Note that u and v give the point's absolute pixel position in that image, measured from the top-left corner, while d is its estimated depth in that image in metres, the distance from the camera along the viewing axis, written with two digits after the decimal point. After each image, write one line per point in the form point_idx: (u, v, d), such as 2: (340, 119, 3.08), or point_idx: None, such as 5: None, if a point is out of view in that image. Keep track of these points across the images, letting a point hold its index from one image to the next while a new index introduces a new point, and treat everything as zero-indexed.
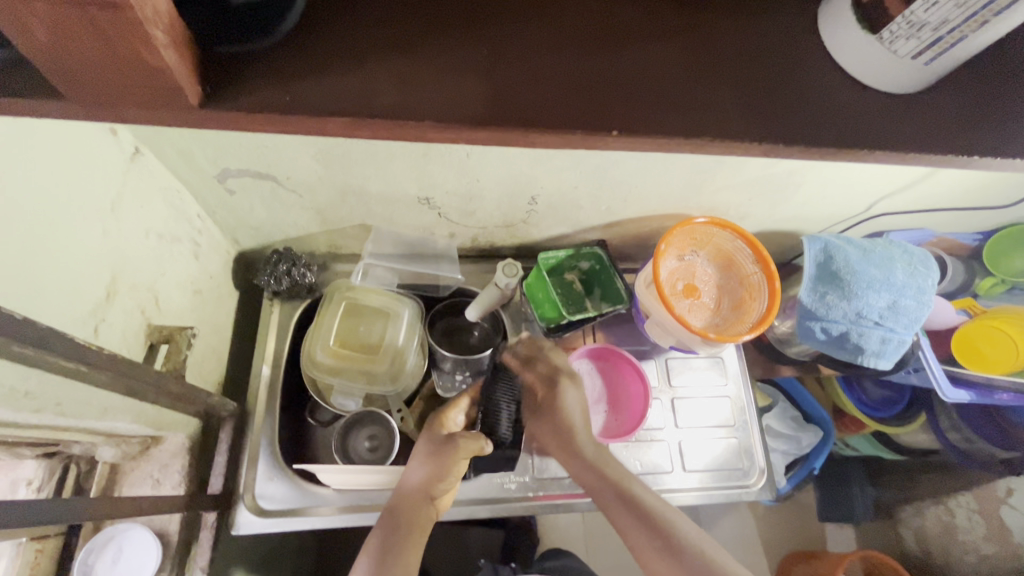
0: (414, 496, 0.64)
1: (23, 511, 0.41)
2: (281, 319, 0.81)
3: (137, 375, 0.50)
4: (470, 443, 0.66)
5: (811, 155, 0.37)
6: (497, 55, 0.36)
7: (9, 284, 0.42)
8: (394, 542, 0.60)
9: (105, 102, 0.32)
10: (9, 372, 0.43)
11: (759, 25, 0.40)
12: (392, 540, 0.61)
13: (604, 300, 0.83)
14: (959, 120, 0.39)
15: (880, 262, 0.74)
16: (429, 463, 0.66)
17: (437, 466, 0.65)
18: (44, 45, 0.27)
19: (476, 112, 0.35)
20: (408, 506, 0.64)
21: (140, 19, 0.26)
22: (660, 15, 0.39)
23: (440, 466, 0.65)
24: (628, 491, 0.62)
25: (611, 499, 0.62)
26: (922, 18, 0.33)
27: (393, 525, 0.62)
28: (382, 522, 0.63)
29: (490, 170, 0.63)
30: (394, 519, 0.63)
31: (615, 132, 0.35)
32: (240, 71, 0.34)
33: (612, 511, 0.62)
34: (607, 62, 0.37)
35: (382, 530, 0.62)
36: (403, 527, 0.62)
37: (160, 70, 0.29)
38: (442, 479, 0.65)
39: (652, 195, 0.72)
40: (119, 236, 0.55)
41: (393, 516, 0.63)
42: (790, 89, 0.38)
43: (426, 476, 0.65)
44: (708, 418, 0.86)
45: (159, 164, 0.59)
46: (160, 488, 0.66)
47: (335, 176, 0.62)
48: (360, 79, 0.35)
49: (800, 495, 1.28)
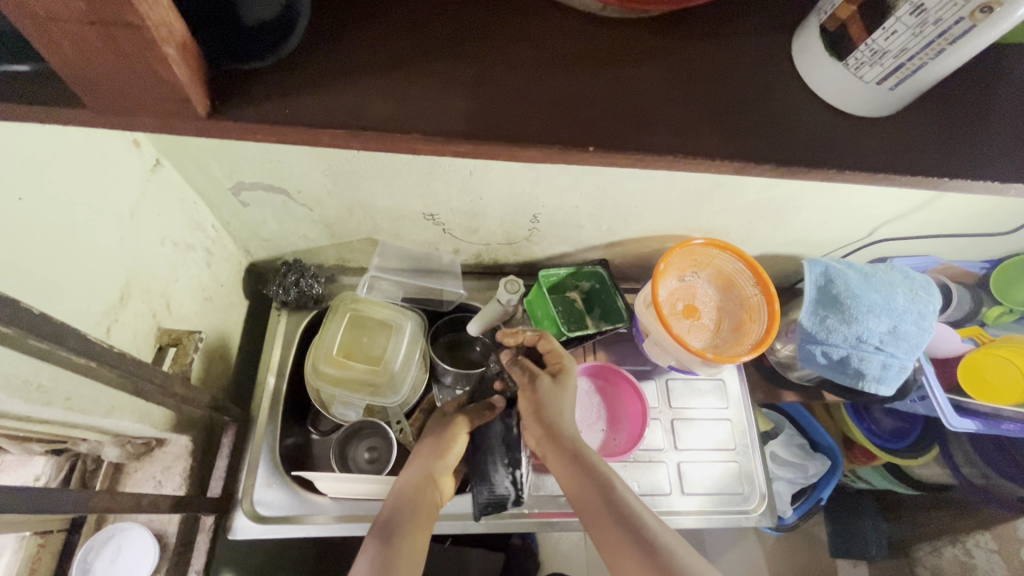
0: (417, 481, 0.66)
1: (27, 498, 0.43)
2: (287, 329, 0.83)
3: (145, 374, 0.52)
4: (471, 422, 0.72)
5: (788, 175, 0.39)
6: (483, 74, 0.39)
7: (30, 282, 0.45)
8: (398, 525, 0.61)
9: (123, 112, 0.35)
10: (23, 364, 0.45)
11: (737, 50, 0.42)
12: (396, 524, 0.61)
13: (604, 318, 0.84)
14: (934, 144, 0.41)
15: (882, 287, 0.74)
16: (429, 446, 0.70)
17: (437, 446, 0.69)
18: (70, 61, 0.30)
19: (461, 126, 0.37)
20: (410, 491, 0.65)
21: (156, 37, 0.28)
22: (640, 39, 0.41)
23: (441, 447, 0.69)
24: (608, 484, 0.59)
25: (598, 507, 0.58)
26: (884, 46, 0.35)
27: (395, 511, 0.63)
28: (385, 512, 0.63)
29: (493, 188, 0.65)
30: (396, 507, 0.63)
31: (591, 148, 0.37)
32: (247, 86, 0.37)
33: (604, 529, 0.57)
34: (589, 83, 0.39)
35: (385, 517, 0.62)
36: (406, 511, 0.63)
37: (172, 83, 0.32)
38: (441, 458, 0.68)
39: (651, 216, 0.73)
40: (136, 240, 0.58)
41: (394, 505, 0.64)
42: (769, 112, 0.40)
43: (425, 459, 0.68)
44: (708, 440, 0.85)
45: (178, 175, 0.62)
46: (161, 489, 0.68)
47: (343, 191, 0.65)
48: (358, 93, 0.37)
49: (811, 528, 1.25)
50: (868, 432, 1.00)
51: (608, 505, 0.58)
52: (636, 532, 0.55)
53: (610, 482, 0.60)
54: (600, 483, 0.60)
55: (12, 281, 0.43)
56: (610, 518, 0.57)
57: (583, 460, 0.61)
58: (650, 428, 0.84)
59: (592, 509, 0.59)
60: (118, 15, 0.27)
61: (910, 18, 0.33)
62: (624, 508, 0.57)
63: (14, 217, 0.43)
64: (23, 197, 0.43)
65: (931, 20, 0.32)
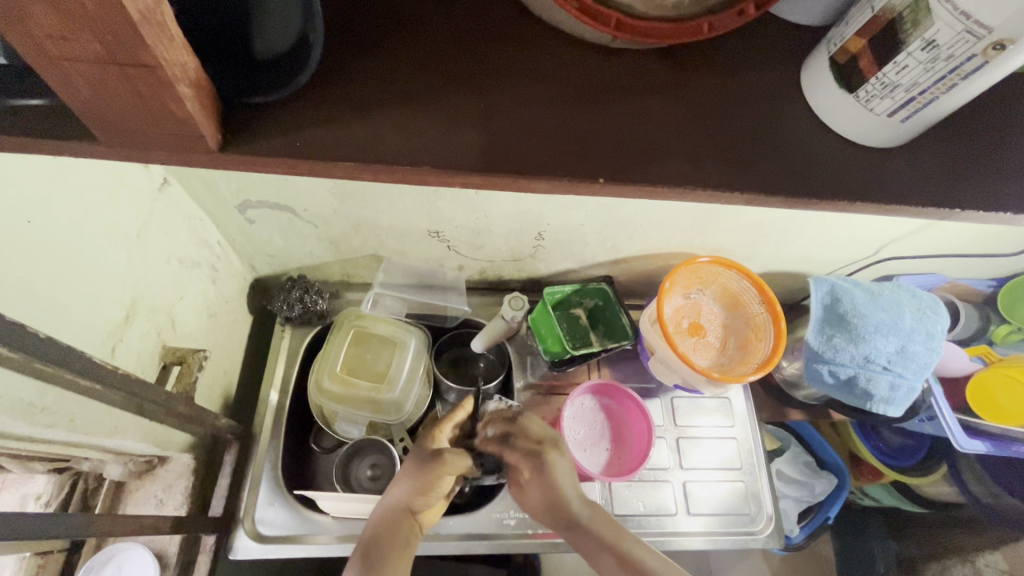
0: (397, 509, 0.61)
1: (29, 525, 0.43)
2: (291, 345, 0.83)
3: (149, 395, 0.52)
4: (457, 461, 0.63)
5: (796, 204, 0.39)
6: (493, 106, 0.39)
7: (39, 306, 0.45)
8: (379, 555, 0.57)
9: (133, 145, 0.35)
10: (28, 387, 0.45)
11: (745, 81, 0.42)
12: (376, 553, 0.58)
13: (609, 336, 0.83)
14: (941, 172, 0.41)
15: (890, 306, 0.73)
16: (411, 478, 0.62)
17: (418, 479, 0.61)
18: (84, 98, 0.30)
19: (470, 158, 0.37)
20: (390, 522, 0.60)
21: (169, 76, 0.29)
22: (649, 69, 0.41)
23: (423, 481, 0.61)
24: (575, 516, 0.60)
25: (586, 544, 0.58)
26: (895, 79, 0.35)
27: (375, 537, 0.59)
28: (366, 536, 0.60)
29: (498, 207, 0.65)
30: (376, 534, 0.59)
31: (602, 179, 0.37)
32: (258, 118, 0.37)
33: (596, 562, 0.57)
34: (596, 113, 0.39)
35: (364, 548, 0.58)
36: (387, 542, 0.59)
37: (185, 119, 0.32)
38: (424, 493, 0.61)
39: (657, 234, 0.73)
40: (143, 261, 0.58)
41: (375, 532, 0.59)
42: (778, 141, 0.40)
43: (407, 489, 0.62)
44: (714, 459, 0.84)
45: (185, 194, 0.62)
46: (163, 508, 0.68)
47: (348, 209, 0.65)
48: (367, 126, 0.37)
49: (817, 545, 1.23)
50: (874, 450, 1.01)
51: (595, 541, 0.58)
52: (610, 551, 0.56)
53: (589, 522, 0.59)
54: (584, 526, 0.59)
55: (21, 303, 0.44)
56: (598, 552, 0.57)
57: (565, 513, 0.60)
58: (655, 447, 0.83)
59: (584, 548, 0.59)
60: (133, 55, 0.27)
61: (921, 54, 0.33)
62: (609, 542, 0.57)
63: (23, 239, 0.43)
64: (32, 220, 0.43)
65: (943, 56, 0.32)
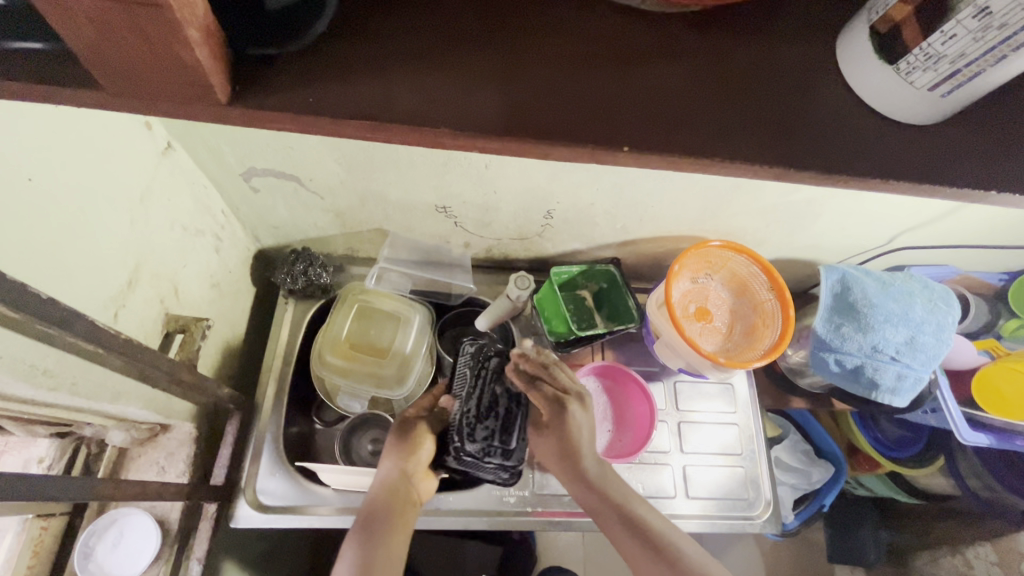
0: (391, 484, 0.62)
1: (31, 487, 0.42)
2: (294, 318, 0.82)
3: (152, 361, 0.51)
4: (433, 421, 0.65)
5: (822, 183, 0.38)
6: (516, 68, 0.37)
7: (40, 266, 0.45)
8: (377, 530, 0.58)
9: (136, 96, 0.34)
10: (29, 349, 0.44)
11: (780, 52, 0.40)
12: (374, 530, 0.58)
13: (613, 319, 0.83)
14: (971, 153, 0.39)
15: (900, 296, 0.73)
16: (396, 449, 0.64)
17: (405, 450, 0.63)
18: (87, 43, 0.29)
19: (489, 120, 0.36)
20: (387, 495, 0.61)
21: (177, 18, 0.27)
22: (679, 35, 0.39)
23: (408, 447, 0.64)
24: (592, 476, 0.61)
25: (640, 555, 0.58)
26: (940, 50, 0.34)
27: (374, 511, 0.60)
28: (364, 510, 0.60)
29: (510, 182, 0.63)
30: (375, 506, 0.60)
31: (626, 148, 0.36)
32: (267, 73, 0.36)
33: (614, 534, 0.60)
34: (625, 79, 0.38)
35: (361, 521, 0.59)
36: (384, 516, 0.59)
37: (192, 68, 0.31)
38: (417, 456, 0.64)
39: (668, 216, 0.72)
40: (146, 226, 0.57)
41: (370, 510, 0.60)
42: (809, 116, 0.39)
43: (397, 461, 0.63)
44: (715, 444, 0.84)
45: (190, 158, 0.61)
46: (165, 475, 0.68)
47: (356, 180, 0.64)
48: (383, 85, 0.36)
49: (810, 533, 1.24)
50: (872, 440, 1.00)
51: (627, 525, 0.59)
52: (633, 529, 0.59)
53: (636, 514, 0.60)
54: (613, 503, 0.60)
55: (21, 260, 0.43)
56: (615, 519, 0.59)
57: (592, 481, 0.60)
58: (657, 430, 0.83)
59: (601, 513, 0.60)
60: None
61: (972, 22, 0.31)
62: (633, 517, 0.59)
63: (24, 200, 0.42)
64: (33, 178, 0.42)
65: (994, 25, 0.31)
